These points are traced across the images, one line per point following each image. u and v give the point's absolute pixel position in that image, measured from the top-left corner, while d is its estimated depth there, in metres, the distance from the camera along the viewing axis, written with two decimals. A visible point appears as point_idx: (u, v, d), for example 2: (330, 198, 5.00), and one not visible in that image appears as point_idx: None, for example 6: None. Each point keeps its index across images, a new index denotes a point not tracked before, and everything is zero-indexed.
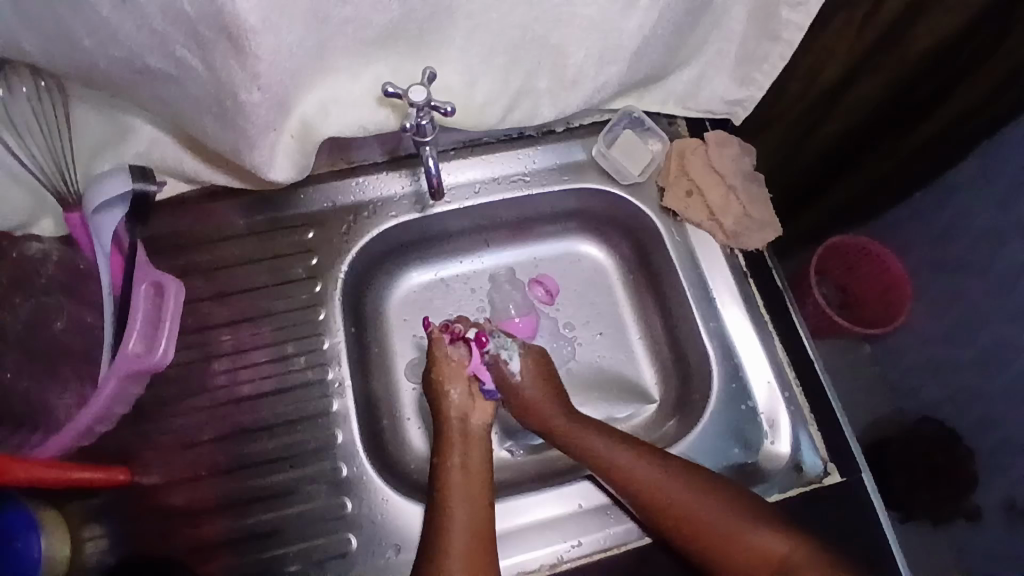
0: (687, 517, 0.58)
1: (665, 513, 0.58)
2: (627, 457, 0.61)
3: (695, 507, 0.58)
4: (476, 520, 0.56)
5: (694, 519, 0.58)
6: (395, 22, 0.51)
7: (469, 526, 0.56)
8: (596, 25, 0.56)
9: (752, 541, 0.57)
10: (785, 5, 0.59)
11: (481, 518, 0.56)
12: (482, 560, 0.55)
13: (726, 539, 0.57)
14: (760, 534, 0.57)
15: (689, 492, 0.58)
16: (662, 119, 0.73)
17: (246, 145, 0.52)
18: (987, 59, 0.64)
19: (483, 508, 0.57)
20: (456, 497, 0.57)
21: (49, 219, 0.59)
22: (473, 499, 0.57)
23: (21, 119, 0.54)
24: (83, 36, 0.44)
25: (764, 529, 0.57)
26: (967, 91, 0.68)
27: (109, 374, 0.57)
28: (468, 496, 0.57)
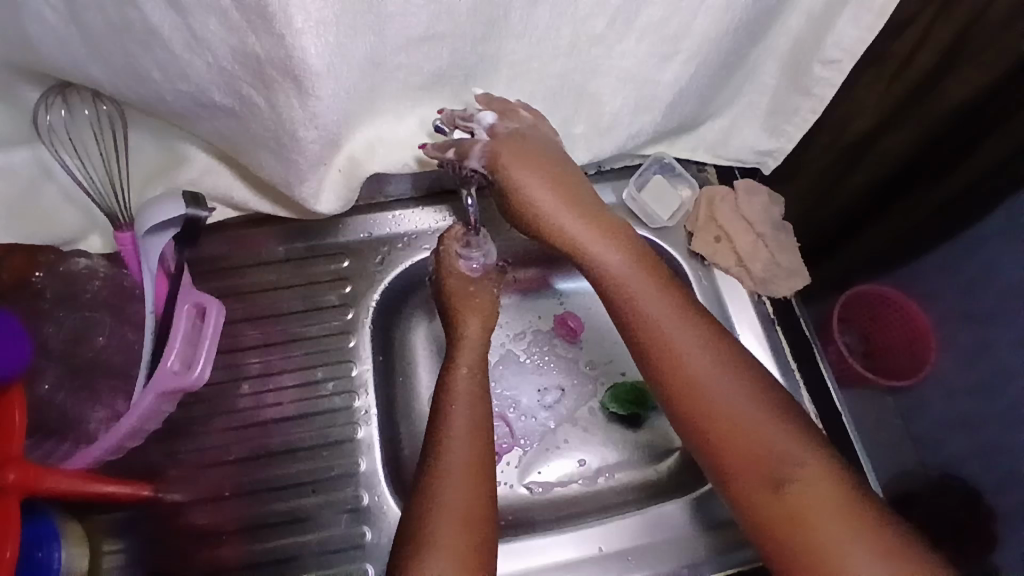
0: (696, 380, 0.54)
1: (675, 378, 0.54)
2: (657, 298, 0.56)
3: (703, 372, 0.54)
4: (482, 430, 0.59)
5: (699, 388, 0.54)
6: (443, 68, 0.53)
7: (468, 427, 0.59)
8: (633, 77, 0.58)
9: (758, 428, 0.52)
10: (817, 63, 0.61)
11: (479, 408, 0.60)
12: (479, 469, 0.57)
13: (727, 420, 0.53)
14: (768, 423, 0.52)
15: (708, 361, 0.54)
16: (691, 166, 0.74)
17: (296, 177, 0.54)
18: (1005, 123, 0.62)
19: (481, 419, 0.60)
20: (456, 397, 0.61)
21: (96, 235, 0.60)
22: (468, 404, 0.60)
23: (80, 139, 0.56)
24: (153, 71, 0.46)
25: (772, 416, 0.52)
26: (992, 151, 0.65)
27: (146, 391, 0.56)
28: (472, 401, 0.61)
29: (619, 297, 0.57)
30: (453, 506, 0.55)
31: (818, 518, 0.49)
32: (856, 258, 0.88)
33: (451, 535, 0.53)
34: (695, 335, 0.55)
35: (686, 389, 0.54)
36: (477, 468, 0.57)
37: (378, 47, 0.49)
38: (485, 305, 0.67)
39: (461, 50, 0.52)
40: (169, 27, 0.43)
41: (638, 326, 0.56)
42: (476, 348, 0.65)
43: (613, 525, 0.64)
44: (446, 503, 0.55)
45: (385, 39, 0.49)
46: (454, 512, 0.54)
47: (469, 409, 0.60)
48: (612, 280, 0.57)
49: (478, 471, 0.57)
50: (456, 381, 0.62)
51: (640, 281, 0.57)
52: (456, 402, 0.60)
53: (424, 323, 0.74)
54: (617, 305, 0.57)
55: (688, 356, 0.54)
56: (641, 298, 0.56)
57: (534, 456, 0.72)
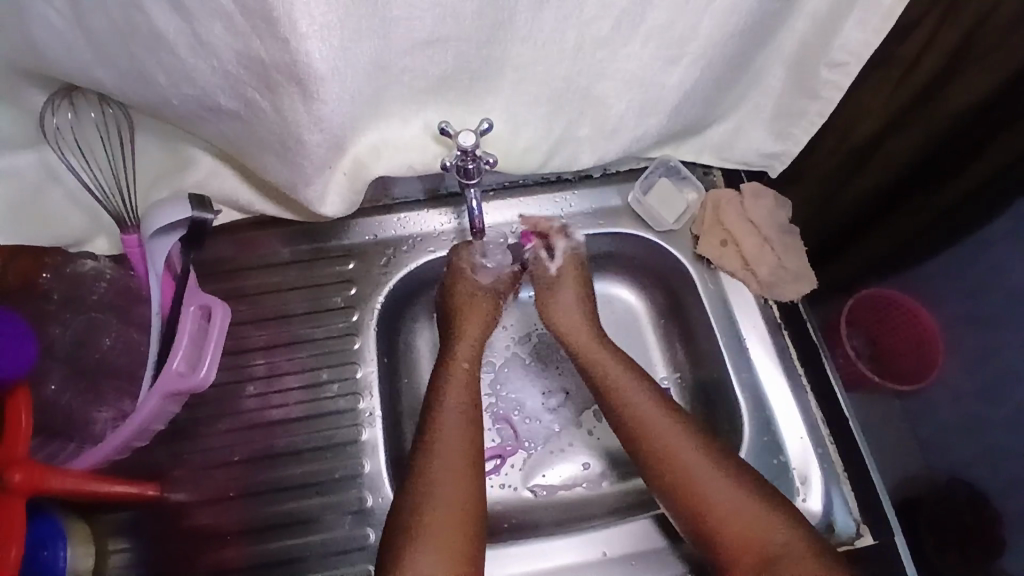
0: (679, 466, 0.60)
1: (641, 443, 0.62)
2: (649, 401, 0.63)
3: (687, 457, 0.60)
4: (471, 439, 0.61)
5: (684, 471, 0.60)
6: (448, 72, 0.53)
7: (456, 419, 0.62)
8: (639, 80, 0.57)
9: (734, 506, 0.58)
10: (824, 66, 0.61)
11: (470, 413, 0.62)
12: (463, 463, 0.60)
13: (687, 480, 0.59)
14: (741, 498, 0.58)
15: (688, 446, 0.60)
16: (697, 168, 0.74)
17: (302, 181, 0.55)
18: (1009, 127, 0.63)
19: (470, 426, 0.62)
20: (448, 390, 0.63)
21: (103, 237, 0.61)
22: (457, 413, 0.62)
23: (87, 142, 0.57)
24: (160, 75, 0.47)
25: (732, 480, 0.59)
26: (998, 153, 0.66)
27: (152, 392, 0.56)
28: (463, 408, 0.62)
29: (619, 401, 0.64)
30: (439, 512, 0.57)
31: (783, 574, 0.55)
32: (863, 262, 0.87)
33: (438, 539, 0.56)
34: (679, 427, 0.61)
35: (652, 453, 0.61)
36: (466, 476, 0.59)
37: (383, 51, 0.49)
38: (483, 308, 0.69)
39: (466, 54, 0.52)
40: (175, 32, 0.43)
41: (636, 422, 0.62)
42: (472, 343, 0.67)
43: (617, 530, 0.63)
44: (435, 509, 0.57)
45: (390, 42, 0.49)
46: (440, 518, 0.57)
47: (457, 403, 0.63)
48: (609, 386, 0.65)
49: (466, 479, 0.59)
50: (450, 386, 0.64)
51: (635, 384, 0.64)
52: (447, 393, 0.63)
53: (428, 326, 0.75)
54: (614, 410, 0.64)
55: (676, 450, 0.60)
56: (632, 395, 0.63)
57: (538, 459, 0.72)
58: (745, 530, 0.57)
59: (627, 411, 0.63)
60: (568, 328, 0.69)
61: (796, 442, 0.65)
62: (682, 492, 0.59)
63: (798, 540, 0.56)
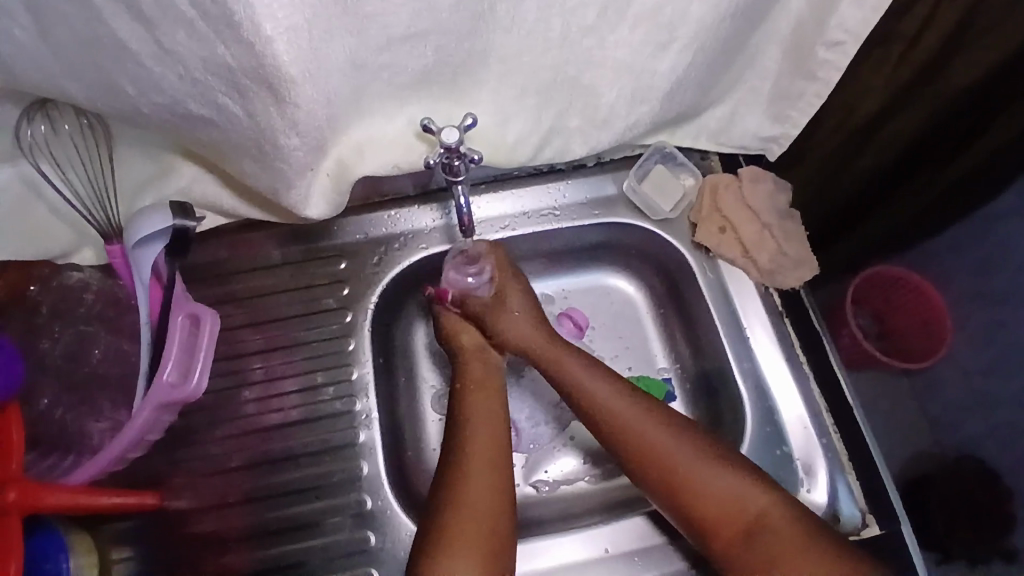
0: (668, 460, 0.58)
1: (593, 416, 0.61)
2: (618, 394, 0.61)
3: (666, 446, 0.58)
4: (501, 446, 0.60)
5: (652, 456, 0.58)
6: (428, 68, 0.52)
7: (486, 435, 0.60)
8: (628, 66, 0.55)
9: (726, 487, 0.57)
10: (822, 45, 0.58)
11: (498, 428, 0.61)
12: (496, 471, 0.58)
13: (644, 450, 0.59)
14: (715, 479, 0.57)
15: (652, 430, 0.59)
16: (694, 154, 0.72)
17: (284, 185, 0.53)
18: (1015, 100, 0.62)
19: (494, 422, 0.61)
20: (473, 409, 0.61)
21: (89, 249, 0.60)
22: (488, 415, 0.61)
23: (63, 154, 0.56)
24: (127, 84, 0.45)
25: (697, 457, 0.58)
26: (1002, 132, 0.65)
27: (142, 406, 0.56)
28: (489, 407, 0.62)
29: (578, 395, 0.62)
30: (476, 511, 0.56)
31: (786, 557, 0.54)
32: (868, 242, 0.85)
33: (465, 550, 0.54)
34: (655, 417, 0.60)
35: (605, 425, 0.60)
36: (496, 482, 0.57)
37: (359, 48, 0.47)
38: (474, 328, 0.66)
39: (446, 46, 0.50)
40: (138, 41, 0.42)
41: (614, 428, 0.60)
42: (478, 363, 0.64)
43: (619, 525, 0.63)
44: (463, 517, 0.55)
45: (365, 39, 0.47)
46: (470, 515, 0.55)
47: (485, 418, 0.61)
48: (565, 379, 0.62)
49: (494, 471, 0.58)
50: (473, 409, 0.61)
51: (595, 379, 0.61)
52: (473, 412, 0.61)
53: (423, 324, 0.74)
54: (591, 409, 0.61)
55: (655, 443, 0.58)
56: (599, 391, 0.61)
57: (539, 454, 0.71)
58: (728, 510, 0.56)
59: (596, 410, 0.61)
60: (523, 337, 0.65)
61: (799, 431, 0.64)
62: (677, 493, 0.57)
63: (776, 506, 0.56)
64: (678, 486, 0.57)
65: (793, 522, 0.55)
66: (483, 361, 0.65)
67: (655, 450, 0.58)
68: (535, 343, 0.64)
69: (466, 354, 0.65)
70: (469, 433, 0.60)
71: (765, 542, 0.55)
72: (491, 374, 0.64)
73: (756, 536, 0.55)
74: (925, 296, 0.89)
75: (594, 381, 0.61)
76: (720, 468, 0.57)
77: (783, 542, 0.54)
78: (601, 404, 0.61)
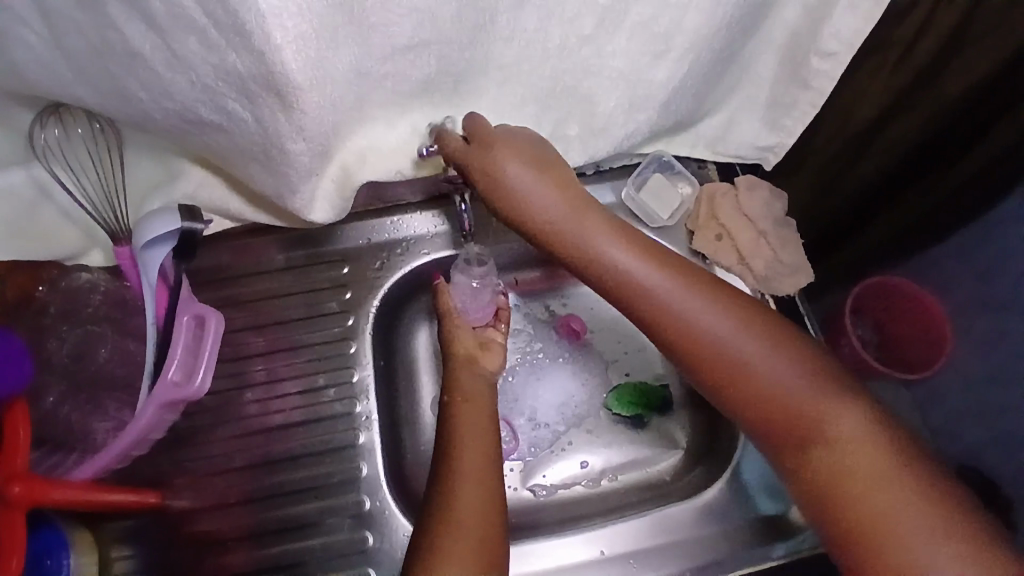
0: (717, 358, 0.54)
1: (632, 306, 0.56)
2: (685, 297, 0.55)
3: (729, 342, 0.54)
4: (492, 451, 0.57)
5: (707, 354, 0.54)
6: (431, 76, 0.53)
7: (475, 441, 0.57)
8: (626, 76, 0.57)
9: (790, 387, 0.53)
10: (814, 56, 0.60)
11: (489, 432, 0.59)
12: (488, 477, 0.55)
13: (693, 340, 0.55)
14: (779, 380, 0.53)
15: (709, 327, 0.54)
16: (692, 163, 0.73)
17: (289, 189, 0.55)
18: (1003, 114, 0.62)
19: (487, 428, 0.59)
20: (465, 418, 0.59)
21: (98, 251, 0.61)
22: (478, 422, 0.59)
23: (74, 157, 0.57)
24: (139, 90, 0.47)
25: (762, 355, 0.54)
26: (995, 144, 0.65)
27: (148, 402, 0.57)
28: (475, 420, 0.59)
29: (619, 280, 0.56)
30: (466, 515, 0.53)
31: (849, 474, 0.50)
32: (864, 253, 0.86)
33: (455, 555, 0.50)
34: (723, 316, 0.55)
35: (649, 313, 0.56)
36: (487, 487, 0.55)
37: (363, 57, 0.49)
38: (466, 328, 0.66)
39: (448, 56, 0.52)
40: (151, 49, 0.43)
41: (672, 327, 0.55)
42: (476, 379, 0.62)
43: (615, 528, 0.64)
44: (455, 519, 0.52)
45: (369, 48, 0.49)
46: (461, 518, 0.52)
47: (476, 424, 0.59)
48: (609, 271, 0.56)
49: (485, 472, 0.56)
50: (463, 416, 0.59)
51: (661, 283, 0.55)
52: (465, 418, 0.59)
53: (423, 330, 0.74)
54: (643, 303, 0.56)
55: (717, 340, 0.54)
56: (656, 290, 0.55)
57: (536, 458, 0.72)
58: (785, 414, 0.53)
59: (638, 298, 0.56)
60: (550, 214, 0.56)
61: None
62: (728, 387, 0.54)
63: (859, 426, 0.51)
64: (732, 386, 0.54)
65: (865, 436, 0.51)
66: (472, 372, 0.63)
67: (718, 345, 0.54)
68: (569, 228, 0.57)
69: (457, 362, 0.64)
70: (458, 439, 0.57)
71: (824, 456, 0.51)
72: (480, 386, 0.62)
73: (816, 449, 0.52)
74: (925, 307, 0.88)
75: (639, 266, 0.56)
76: (784, 368, 0.53)
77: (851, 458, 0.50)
78: (660, 299, 0.55)
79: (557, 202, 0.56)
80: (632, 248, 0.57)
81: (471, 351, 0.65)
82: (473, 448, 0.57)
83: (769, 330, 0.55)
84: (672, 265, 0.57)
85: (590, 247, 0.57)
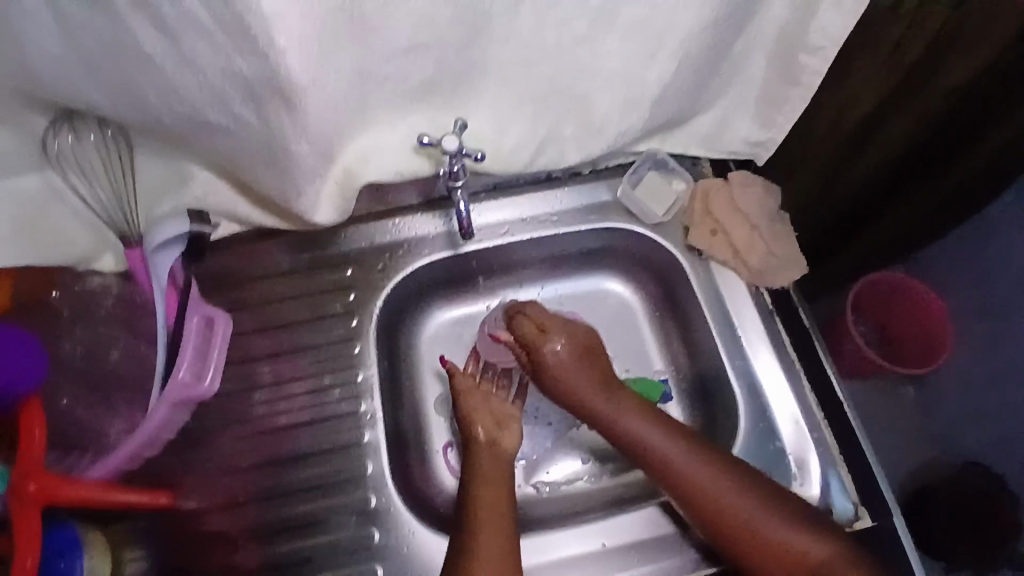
0: (736, 518, 0.59)
1: (646, 459, 0.62)
2: (657, 431, 0.63)
3: (702, 470, 0.60)
4: (509, 541, 0.58)
5: (725, 512, 0.59)
6: (430, 78, 0.55)
7: (496, 533, 0.58)
8: (620, 75, 0.59)
9: (752, 510, 0.59)
10: (802, 52, 0.61)
11: (506, 523, 0.59)
12: (508, 572, 0.57)
13: (710, 501, 0.59)
14: (776, 521, 0.58)
15: (719, 480, 0.60)
16: (686, 161, 0.75)
17: (293, 191, 0.57)
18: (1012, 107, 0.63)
19: (504, 516, 0.60)
20: (486, 512, 0.60)
21: (109, 255, 0.63)
22: (497, 516, 0.60)
23: (87, 163, 0.59)
24: (152, 94, 0.49)
25: (773, 516, 0.58)
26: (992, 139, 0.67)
27: (160, 401, 0.60)
28: (495, 501, 0.61)
29: (637, 447, 0.63)
30: None
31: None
32: (862, 249, 0.87)
33: None
34: (731, 480, 0.60)
35: (668, 475, 0.61)
36: (507, 571, 0.57)
37: (365, 60, 0.51)
38: (483, 406, 0.66)
39: (447, 58, 0.54)
40: (164, 55, 0.45)
41: (665, 471, 0.61)
42: (497, 466, 0.63)
43: (617, 520, 0.64)
44: None
45: (370, 52, 0.51)
46: None
47: (497, 517, 0.59)
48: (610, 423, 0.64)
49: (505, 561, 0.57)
50: (485, 513, 0.60)
51: (672, 446, 0.62)
52: (486, 514, 0.59)
53: (425, 333, 0.76)
54: (652, 466, 0.62)
55: (697, 479, 0.60)
56: (647, 435, 0.63)
57: (539, 456, 0.73)
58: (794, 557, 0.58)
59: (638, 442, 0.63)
60: (565, 373, 0.65)
61: (791, 426, 0.66)
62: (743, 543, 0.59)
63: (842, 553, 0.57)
64: (746, 542, 0.59)
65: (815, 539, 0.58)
66: (495, 456, 0.63)
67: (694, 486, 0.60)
68: (568, 377, 0.65)
69: (478, 446, 0.64)
70: (480, 529, 0.59)
71: None
72: (501, 469, 0.63)
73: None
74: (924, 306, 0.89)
75: (658, 434, 0.63)
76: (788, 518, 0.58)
77: (802, 559, 0.57)
78: (654, 450, 0.62)
79: (569, 344, 0.65)
80: (635, 412, 0.64)
81: (491, 432, 0.64)
82: (491, 542, 0.58)
83: (774, 491, 0.60)
84: (673, 430, 0.63)
85: (605, 419, 0.64)
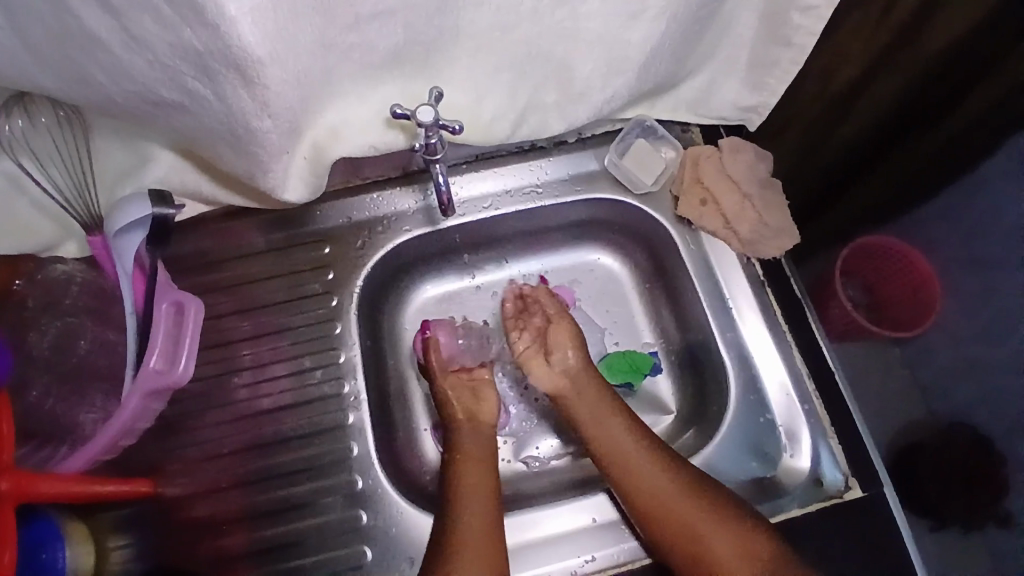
0: (679, 519, 0.59)
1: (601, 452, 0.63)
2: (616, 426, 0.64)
3: (651, 467, 0.61)
4: (493, 520, 0.58)
5: (670, 512, 0.59)
6: (400, 46, 0.52)
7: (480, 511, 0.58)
8: (602, 38, 0.55)
9: (691, 511, 0.59)
10: (794, 10, 0.58)
11: (491, 503, 0.59)
12: (492, 551, 0.57)
13: (655, 498, 0.60)
14: (719, 523, 0.58)
15: (665, 479, 0.61)
16: (675, 127, 0.72)
17: (260, 170, 0.53)
18: (1002, 60, 0.61)
19: (489, 495, 0.60)
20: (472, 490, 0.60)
21: (72, 242, 0.60)
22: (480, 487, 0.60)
23: (42, 149, 0.57)
24: (97, 73, 0.45)
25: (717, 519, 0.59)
26: (978, 98, 0.65)
27: (132, 391, 0.57)
28: (476, 473, 0.61)
29: (598, 440, 0.64)
30: None
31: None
32: (852, 212, 0.85)
33: None
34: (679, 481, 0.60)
35: (616, 468, 0.62)
36: (491, 548, 0.56)
37: (327, 28, 0.48)
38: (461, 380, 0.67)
39: (416, 23, 0.50)
40: (105, 31, 0.42)
41: (620, 464, 0.62)
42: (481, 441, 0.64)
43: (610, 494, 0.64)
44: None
45: (332, 19, 0.47)
46: None
47: (482, 493, 0.60)
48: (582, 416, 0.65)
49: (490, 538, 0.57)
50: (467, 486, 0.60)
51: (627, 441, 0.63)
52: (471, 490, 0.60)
53: (408, 308, 0.75)
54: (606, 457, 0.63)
55: (651, 483, 0.61)
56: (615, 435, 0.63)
57: (528, 431, 0.72)
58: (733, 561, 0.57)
59: (597, 435, 0.64)
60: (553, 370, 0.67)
61: (780, 397, 0.65)
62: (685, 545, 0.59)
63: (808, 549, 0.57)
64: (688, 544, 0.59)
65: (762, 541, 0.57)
66: (479, 433, 0.65)
67: (657, 501, 0.60)
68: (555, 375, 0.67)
69: (459, 422, 0.65)
70: (464, 502, 0.59)
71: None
72: (481, 443, 0.64)
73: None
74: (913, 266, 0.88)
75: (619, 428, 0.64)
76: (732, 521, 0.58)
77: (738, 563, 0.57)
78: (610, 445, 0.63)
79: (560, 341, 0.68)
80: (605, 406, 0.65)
81: (468, 406, 0.66)
82: (475, 517, 0.58)
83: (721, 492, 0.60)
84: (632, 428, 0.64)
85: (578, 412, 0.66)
